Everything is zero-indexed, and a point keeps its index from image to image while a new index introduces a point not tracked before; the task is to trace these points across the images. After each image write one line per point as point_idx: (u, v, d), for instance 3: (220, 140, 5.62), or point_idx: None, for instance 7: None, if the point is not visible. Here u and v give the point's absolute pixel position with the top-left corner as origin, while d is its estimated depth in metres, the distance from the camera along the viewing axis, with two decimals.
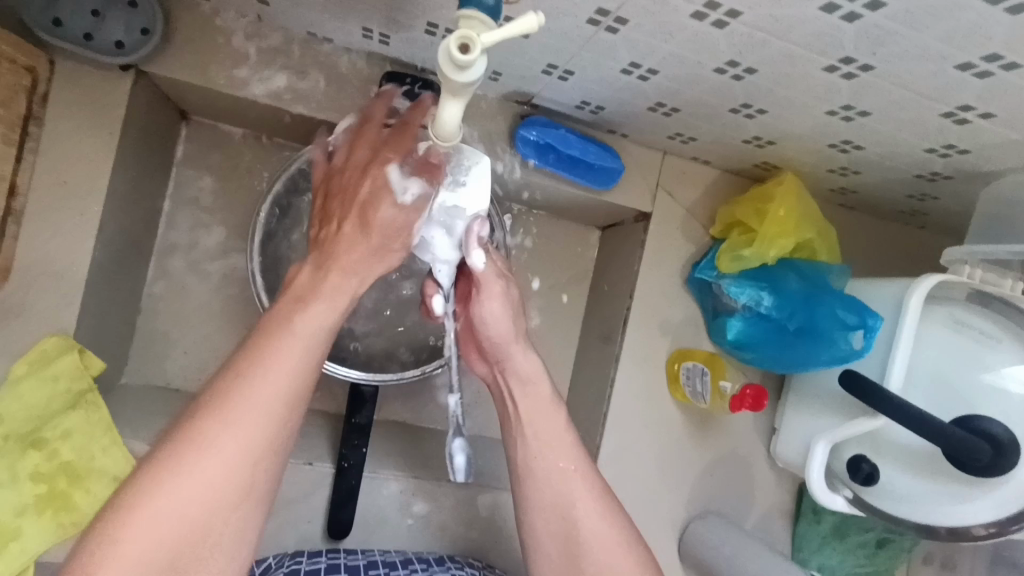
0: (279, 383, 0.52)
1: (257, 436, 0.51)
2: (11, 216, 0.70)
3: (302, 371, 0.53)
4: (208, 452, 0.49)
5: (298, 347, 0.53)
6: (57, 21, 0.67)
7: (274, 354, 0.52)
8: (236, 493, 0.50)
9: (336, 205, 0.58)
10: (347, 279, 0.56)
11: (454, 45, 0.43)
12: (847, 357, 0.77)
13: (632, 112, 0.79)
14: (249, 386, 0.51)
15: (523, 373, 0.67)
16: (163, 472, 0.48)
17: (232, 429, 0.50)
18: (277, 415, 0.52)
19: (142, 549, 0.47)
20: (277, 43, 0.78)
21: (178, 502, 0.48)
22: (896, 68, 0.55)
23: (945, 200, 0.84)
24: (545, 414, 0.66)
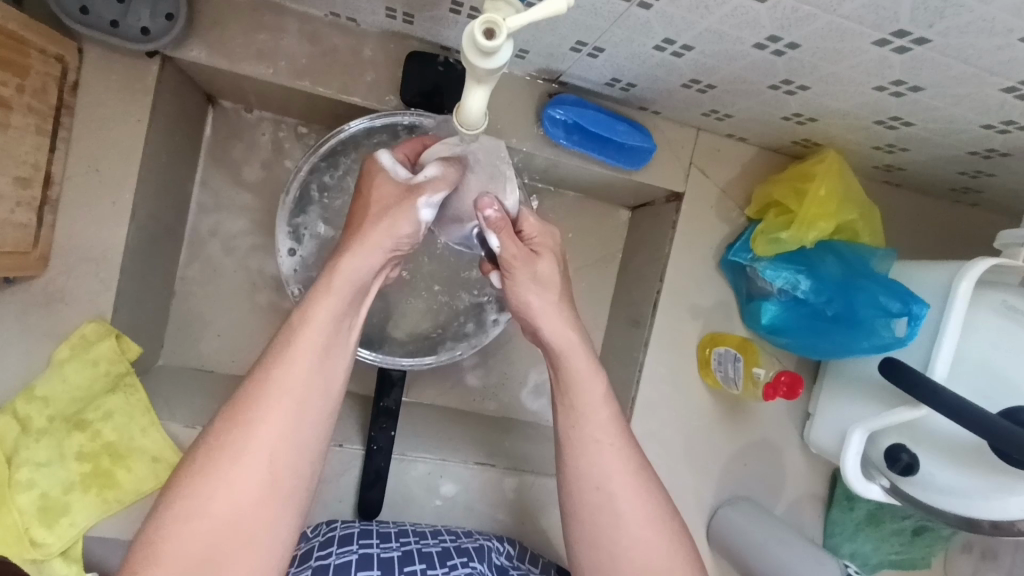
0: (318, 338, 0.58)
1: (307, 381, 0.58)
2: (48, 206, 0.71)
3: (342, 318, 0.59)
4: (269, 399, 0.56)
5: (335, 298, 0.59)
6: (85, 9, 0.67)
7: (309, 333, 0.58)
8: (296, 434, 0.57)
9: (369, 191, 0.62)
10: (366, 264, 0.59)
11: (479, 30, 0.41)
12: (888, 345, 0.74)
13: (665, 89, 0.76)
14: (292, 363, 0.57)
15: (563, 345, 0.66)
16: (234, 421, 0.56)
17: (289, 377, 0.57)
18: (324, 358, 0.59)
19: (223, 489, 0.54)
20: (301, 25, 0.77)
21: (248, 447, 0.55)
22: (957, 41, 0.51)
23: (1000, 178, 0.79)
24: (584, 384, 0.66)
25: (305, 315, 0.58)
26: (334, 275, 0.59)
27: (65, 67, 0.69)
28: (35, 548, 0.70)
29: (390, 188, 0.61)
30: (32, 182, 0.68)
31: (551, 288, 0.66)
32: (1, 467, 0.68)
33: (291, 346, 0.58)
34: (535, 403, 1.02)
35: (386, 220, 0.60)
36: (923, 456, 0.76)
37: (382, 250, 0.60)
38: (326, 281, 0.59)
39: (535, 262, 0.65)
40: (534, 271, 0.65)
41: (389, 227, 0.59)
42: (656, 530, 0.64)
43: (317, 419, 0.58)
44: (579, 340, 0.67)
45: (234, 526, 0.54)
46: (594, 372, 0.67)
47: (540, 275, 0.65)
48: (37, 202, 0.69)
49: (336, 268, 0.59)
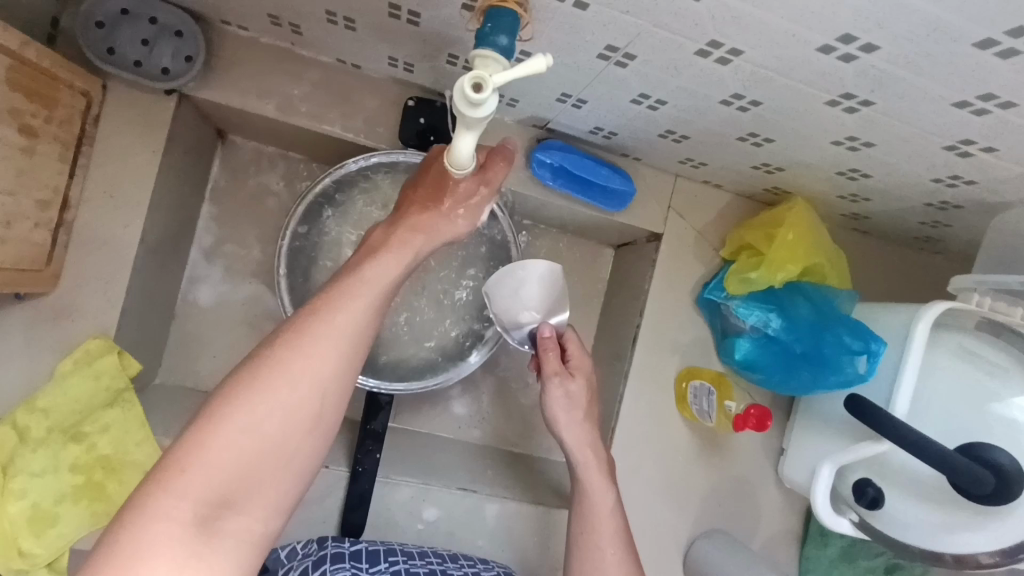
0: (355, 318, 0.55)
1: (327, 356, 0.53)
2: (63, 228, 0.75)
3: (398, 280, 0.60)
4: (323, 338, 0.53)
5: (400, 256, 0.61)
6: (111, 50, 0.74)
7: (345, 303, 0.56)
8: (341, 376, 0.54)
9: (431, 174, 0.66)
10: (413, 240, 0.62)
11: (468, 84, 0.47)
12: (851, 381, 0.79)
13: (645, 138, 0.82)
14: (320, 332, 0.54)
15: (580, 460, 0.78)
16: (287, 357, 0.52)
17: (348, 318, 0.55)
18: (347, 343, 0.55)
19: (259, 423, 0.50)
20: (309, 68, 0.83)
21: (294, 381, 0.52)
22: (897, 105, 0.56)
23: (956, 229, 0.85)
24: (593, 481, 0.77)
25: (371, 265, 0.59)
26: (401, 240, 0.62)
27: (90, 101, 0.75)
28: (24, 557, 0.72)
29: (420, 199, 0.65)
30: (50, 205, 0.72)
31: (577, 406, 0.79)
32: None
33: (352, 291, 0.57)
34: (518, 433, 1.05)
35: (439, 219, 0.64)
36: (889, 491, 0.79)
37: (420, 244, 0.63)
38: (370, 266, 0.59)
39: (569, 381, 0.79)
40: (568, 390, 0.79)
41: (431, 231, 0.64)
42: (618, 552, 0.74)
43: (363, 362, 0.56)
44: (592, 437, 0.79)
45: (258, 456, 0.50)
46: (606, 483, 0.77)
47: (568, 393, 0.79)
48: (52, 223, 0.73)
49: (420, 229, 0.63)
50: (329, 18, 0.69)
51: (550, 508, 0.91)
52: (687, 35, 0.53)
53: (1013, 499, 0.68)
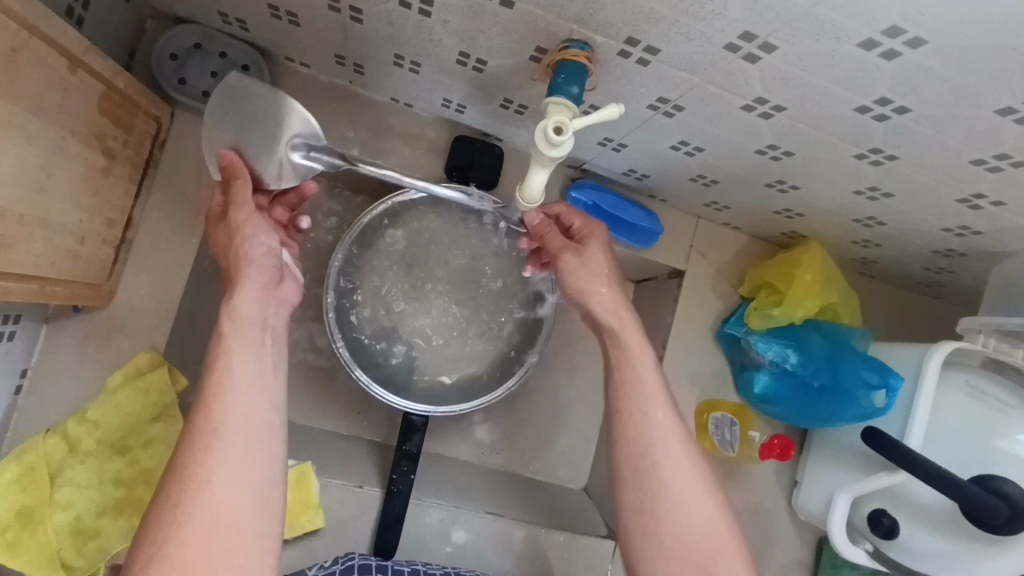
0: (240, 374, 0.57)
1: (250, 404, 0.57)
2: (123, 245, 0.78)
3: (254, 358, 0.59)
4: (210, 447, 0.54)
5: (243, 342, 0.59)
6: (182, 80, 0.80)
7: (226, 369, 0.57)
8: (243, 465, 0.54)
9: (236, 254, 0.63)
10: (252, 287, 0.61)
11: (550, 127, 0.52)
12: (868, 414, 0.84)
13: (675, 181, 0.88)
14: (219, 400, 0.55)
15: (614, 321, 0.74)
16: (187, 482, 0.52)
17: (237, 377, 0.57)
18: (246, 393, 0.57)
19: (207, 521, 0.51)
20: (363, 105, 0.88)
21: (209, 496, 0.52)
22: (918, 160, 0.63)
23: (959, 275, 0.92)
24: (648, 388, 0.71)
25: (219, 369, 0.57)
26: (230, 325, 0.59)
27: (160, 126, 0.79)
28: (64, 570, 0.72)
29: (222, 230, 0.65)
30: (117, 223, 0.75)
31: (600, 274, 0.75)
32: (46, 484, 0.72)
33: (214, 395, 0.56)
34: (540, 460, 1.07)
35: (255, 275, 0.62)
36: (902, 520, 0.83)
37: (263, 277, 0.63)
38: (222, 333, 0.59)
39: (584, 257, 0.76)
40: (579, 257, 0.76)
41: (253, 296, 0.61)
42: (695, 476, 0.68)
43: (262, 441, 0.56)
44: (640, 340, 0.73)
45: (233, 525, 0.52)
46: (649, 361, 0.72)
47: (591, 268, 0.75)
48: (117, 241, 0.76)
49: (232, 313, 0.59)
50: (395, 61, 0.75)
51: (575, 533, 0.93)
52: (737, 92, 0.59)
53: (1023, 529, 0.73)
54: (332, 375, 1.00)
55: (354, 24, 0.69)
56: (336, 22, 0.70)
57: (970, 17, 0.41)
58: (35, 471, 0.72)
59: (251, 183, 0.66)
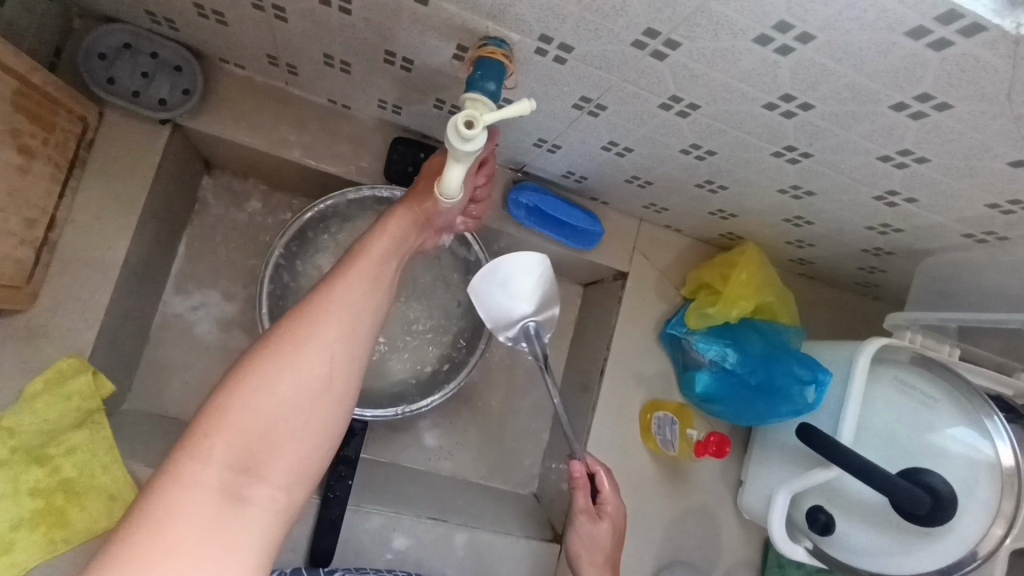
0: (353, 297, 0.54)
1: (339, 324, 0.52)
2: (46, 246, 0.76)
3: (371, 298, 0.55)
4: (293, 348, 0.50)
5: (362, 276, 0.56)
6: (111, 80, 0.78)
7: (328, 294, 0.53)
8: (334, 371, 0.51)
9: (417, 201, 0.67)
10: (383, 240, 0.61)
11: (461, 121, 0.53)
12: (800, 409, 0.85)
13: (612, 183, 0.89)
14: (316, 310, 0.52)
15: (579, 556, 0.84)
16: (253, 380, 0.48)
17: (342, 296, 0.53)
18: (344, 319, 0.52)
19: (267, 419, 0.47)
20: (301, 107, 0.88)
21: (273, 396, 0.48)
22: (831, 158, 0.64)
23: (891, 274, 0.94)
24: (586, 574, 0.83)
25: (346, 280, 0.55)
26: (359, 258, 0.58)
27: (87, 127, 0.78)
28: None
29: (427, 189, 0.68)
30: (37, 224, 0.74)
31: (602, 526, 0.83)
32: None
33: (318, 304, 0.52)
34: (488, 466, 1.06)
35: (389, 237, 0.61)
36: (838, 516, 0.85)
37: (400, 246, 0.63)
38: (362, 256, 0.58)
39: (596, 524, 0.84)
40: (592, 529, 0.84)
41: (382, 243, 0.60)
42: None
43: (350, 379, 0.52)
44: (608, 548, 0.83)
45: (284, 431, 0.48)
46: (603, 573, 0.82)
47: (592, 534, 0.84)
48: (37, 242, 0.75)
49: (366, 247, 0.58)
50: (326, 61, 0.75)
51: (519, 537, 0.92)
52: (653, 90, 0.61)
53: (948, 520, 0.75)
54: None
55: (279, 23, 0.69)
56: (262, 21, 0.69)
57: (849, 13, 0.43)
58: None
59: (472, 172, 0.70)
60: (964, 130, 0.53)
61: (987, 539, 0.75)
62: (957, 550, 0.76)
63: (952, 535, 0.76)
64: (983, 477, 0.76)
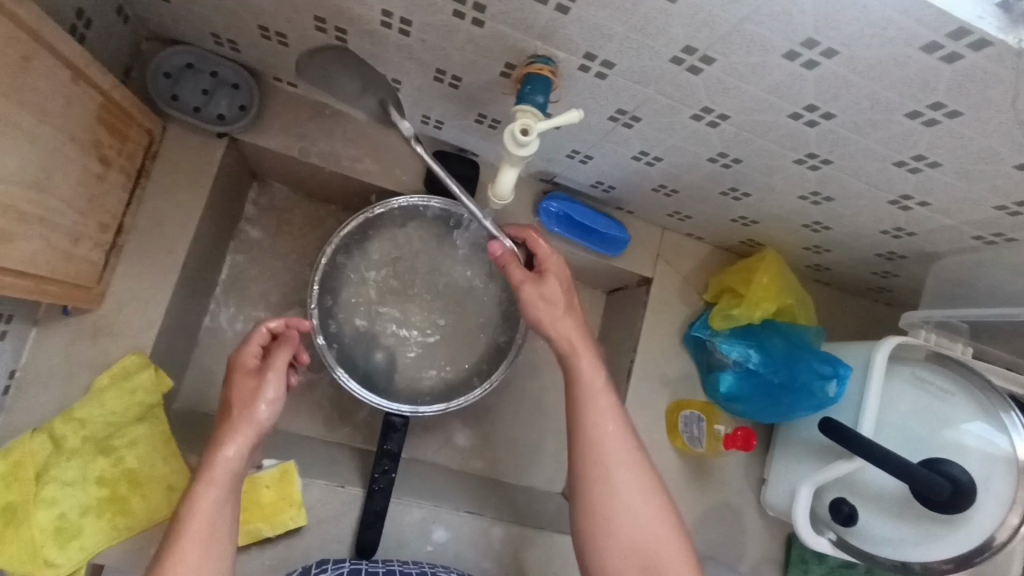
0: (205, 519, 0.66)
1: (203, 537, 0.66)
2: (114, 250, 0.82)
3: (223, 505, 0.68)
4: (171, 573, 0.63)
5: (215, 488, 0.68)
6: (175, 96, 0.84)
7: (194, 506, 0.66)
8: None
9: (233, 387, 0.74)
10: (245, 436, 0.71)
11: (517, 129, 0.59)
12: (822, 404, 0.90)
13: (639, 192, 0.94)
14: (185, 524, 0.65)
15: (566, 347, 0.77)
16: None
17: (200, 514, 0.66)
18: (200, 537, 0.65)
19: None
20: (347, 123, 0.94)
21: None
22: (849, 164, 0.70)
23: (904, 278, 0.98)
24: (603, 417, 0.75)
25: (189, 506, 0.66)
26: (211, 467, 0.68)
27: (153, 139, 0.84)
28: (47, 568, 0.73)
29: (247, 384, 0.74)
30: (108, 229, 0.79)
31: (559, 307, 0.78)
32: (31, 482, 0.72)
33: (184, 526, 0.65)
34: (518, 465, 1.10)
35: (240, 443, 0.70)
36: (860, 507, 0.88)
37: (248, 440, 0.71)
38: (206, 475, 0.68)
39: (539, 284, 0.78)
40: (541, 290, 0.78)
41: (231, 454, 0.69)
42: (649, 496, 0.72)
43: (221, 553, 0.66)
44: (593, 354, 0.77)
45: None
46: (610, 412, 0.75)
47: (545, 293, 0.78)
48: (108, 246, 0.80)
49: (215, 462, 0.68)
50: None
51: (553, 531, 0.95)
52: (685, 102, 0.66)
53: (966, 507, 0.78)
54: (314, 383, 1.03)
55: (339, 44, 0.75)
56: (322, 42, 0.76)
57: (871, 29, 0.49)
58: (20, 469, 0.72)
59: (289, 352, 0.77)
60: (974, 135, 0.58)
61: (1006, 526, 0.77)
62: (977, 537, 0.78)
63: (968, 522, 0.79)
64: (1001, 470, 0.79)
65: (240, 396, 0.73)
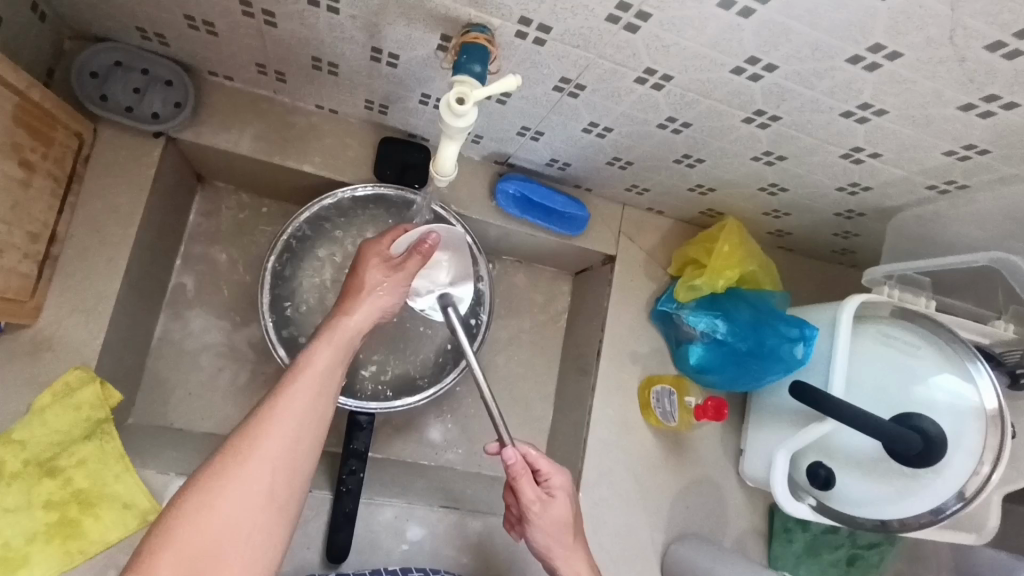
0: (317, 379, 0.62)
1: (309, 407, 0.60)
2: (48, 261, 0.77)
3: (335, 369, 0.64)
4: (273, 432, 0.57)
5: (331, 347, 0.65)
6: (104, 96, 0.80)
7: (308, 365, 0.63)
8: (292, 456, 0.58)
9: (359, 273, 0.72)
10: (367, 310, 0.70)
11: (452, 98, 0.56)
12: (791, 366, 0.88)
13: (595, 167, 0.93)
14: (294, 380, 0.61)
15: (548, 545, 0.73)
16: (234, 464, 0.55)
17: (313, 371, 0.62)
18: (317, 404, 0.61)
19: (241, 499, 0.54)
20: (290, 114, 0.91)
21: (244, 480, 0.54)
22: (797, 119, 0.69)
23: (865, 238, 0.98)
24: (572, 569, 0.73)
25: (305, 362, 0.63)
26: (334, 330, 0.67)
27: (82, 142, 0.80)
28: None
29: (374, 275, 0.72)
30: (39, 238, 0.75)
31: (555, 502, 0.73)
32: None
33: (297, 380, 0.61)
34: (494, 456, 1.08)
35: (367, 310, 0.70)
36: (836, 469, 0.87)
37: (371, 316, 0.70)
38: (328, 336, 0.66)
39: (551, 505, 0.72)
40: (548, 510, 0.72)
41: (363, 314, 0.69)
42: None
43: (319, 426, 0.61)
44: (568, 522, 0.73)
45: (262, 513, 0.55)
46: (582, 561, 0.73)
47: (552, 516, 0.73)
48: (39, 256, 0.76)
49: (338, 326, 0.67)
50: (314, 64, 0.78)
51: None
52: (626, 65, 0.65)
53: (938, 460, 0.78)
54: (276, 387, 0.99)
55: (269, 29, 0.72)
56: (251, 28, 0.73)
57: None
58: None
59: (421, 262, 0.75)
60: (915, 77, 0.58)
61: (976, 478, 0.79)
62: (951, 487, 0.79)
63: (939, 474, 0.80)
64: (970, 420, 0.80)
65: (361, 284, 0.71)
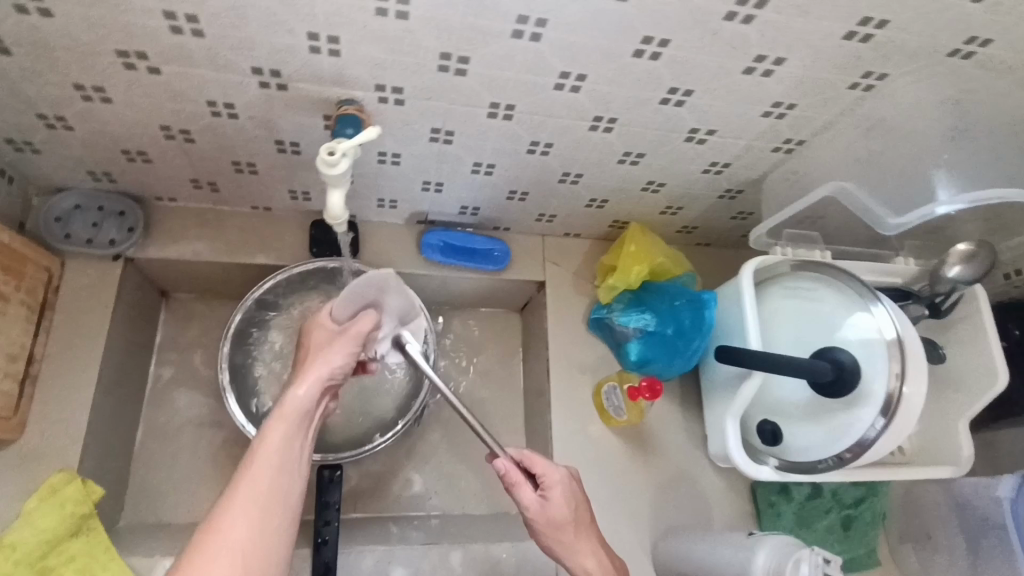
0: (277, 455, 0.66)
1: (277, 474, 0.65)
2: (28, 379, 0.88)
3: (294, 439, 0.68)
4: (235, 501, 0.62)
5: (286, 423, 0.68)
6: (68, 235, 0.95)
7: (266, 440, 0.66)
8: (265, 528, 0.61)
9: (309, 342, 0.78)
10: (321, 363, 0.73)
11: (324, 152, 0.69)
12: (705, 330, 0.99)
13: (500, 205, 1.05)
14: (253, 458, 0.65)
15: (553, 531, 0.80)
16: (205, 541, 0.59)
17: (271, 450, 0.66)
18: (283, 477, 0.65)
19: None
20: (231, 218, 1.05)
21: (217, 556, 0.58)
22: (630, 116, 0.81)
23: (758, 214, 1.08)
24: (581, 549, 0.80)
25: (260, 442, 0.66)
26: (284, 406, 0.69)
27: (52, 274, 0.93)
28: None
29: (321, 336, 0.78)
30: (18, 359, 0.86)
31: (552, 498, 0.80)
32: None
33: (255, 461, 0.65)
34: (476, 494, 1.11)
35: (321, 360, 0.73)
36: (780, 422, 0.93)
37: (320, 380, 0.72)
38: (278, 414, 0.69)
39: (550, 498, 0.80)
40: (545, 498, 0.80)
41: (324, 363, 0.73)
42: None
43: (285, 502, 0.64)
44: (571, 512, 0.80)
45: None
46: (587, 534, 0.81)
47: (549, 509, 0.80)
48: (19, 375, 0.86)
49: (288, 400, 0.69)
50: (236, 168, 0.93)
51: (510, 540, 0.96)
52: (474, 103, 0.78)
53: (853, 386, 0.85)
54: None
55: (190, 145, 0.87)
56: (176, 148, 0.88)
57: None
58: None
59: (363, 325, 0.76)
60: (693, 55, 0.70)
61: (892, 399, 0.84)
62: (875, 413, 0.85)
63: (865, 402, 0.86)
64: (877, 347, 0.87)
65: (330, 343, 0.75)
